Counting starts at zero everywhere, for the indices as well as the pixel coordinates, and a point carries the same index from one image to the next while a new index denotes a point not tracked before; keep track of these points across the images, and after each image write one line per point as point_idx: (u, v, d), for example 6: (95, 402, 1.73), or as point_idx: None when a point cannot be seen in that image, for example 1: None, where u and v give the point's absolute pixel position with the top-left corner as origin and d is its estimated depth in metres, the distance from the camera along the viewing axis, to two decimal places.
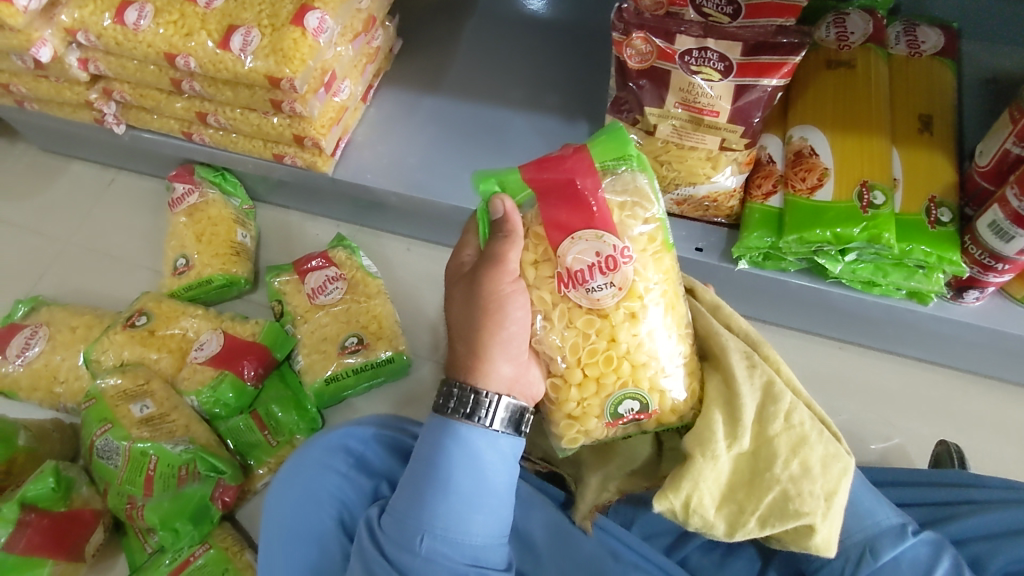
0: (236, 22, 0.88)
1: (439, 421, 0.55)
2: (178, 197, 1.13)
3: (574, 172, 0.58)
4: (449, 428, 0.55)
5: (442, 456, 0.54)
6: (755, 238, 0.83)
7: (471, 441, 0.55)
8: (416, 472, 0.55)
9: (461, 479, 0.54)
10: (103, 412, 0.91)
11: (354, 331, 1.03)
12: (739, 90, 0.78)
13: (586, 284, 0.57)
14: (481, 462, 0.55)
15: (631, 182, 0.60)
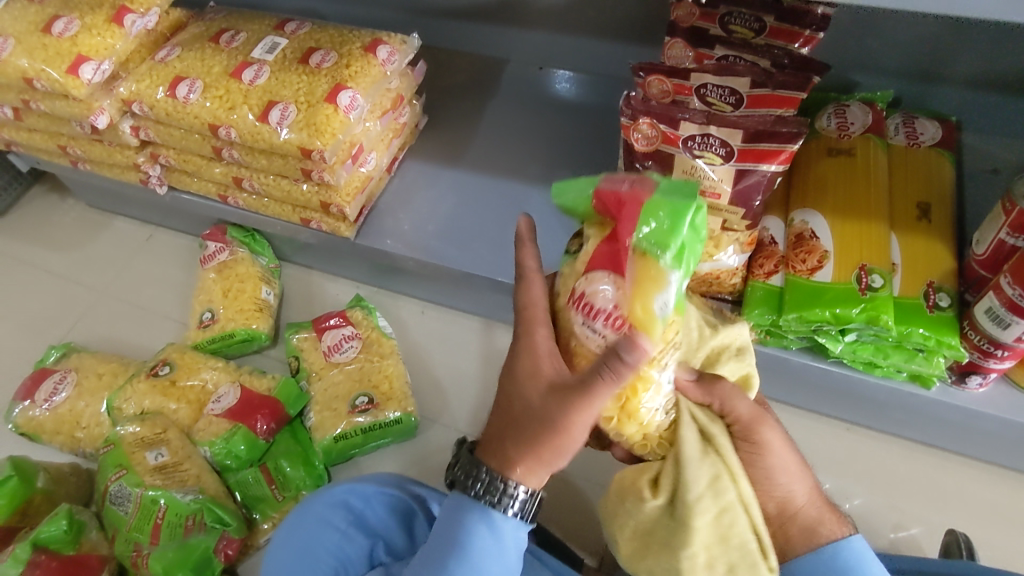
0: (275, 98, 0.96)
1: (462, 497, 0.60)
2: (209, 254, 1.20)
3: (620, 207, 0.54)
4: (474, 507, 0.58)
5: (467, 543, 0.58)
6: (755, 316, 0.85)
7: (478, 519, 0.58)
8: (440, 554, 0.58)
9: (482, 564, 0.58)
10: (120, 458, 0.95)
11: (364, 391, 1.06)
12: (739, 174, 0.82)
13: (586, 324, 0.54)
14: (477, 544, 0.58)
15: (649, 269, 0.51)
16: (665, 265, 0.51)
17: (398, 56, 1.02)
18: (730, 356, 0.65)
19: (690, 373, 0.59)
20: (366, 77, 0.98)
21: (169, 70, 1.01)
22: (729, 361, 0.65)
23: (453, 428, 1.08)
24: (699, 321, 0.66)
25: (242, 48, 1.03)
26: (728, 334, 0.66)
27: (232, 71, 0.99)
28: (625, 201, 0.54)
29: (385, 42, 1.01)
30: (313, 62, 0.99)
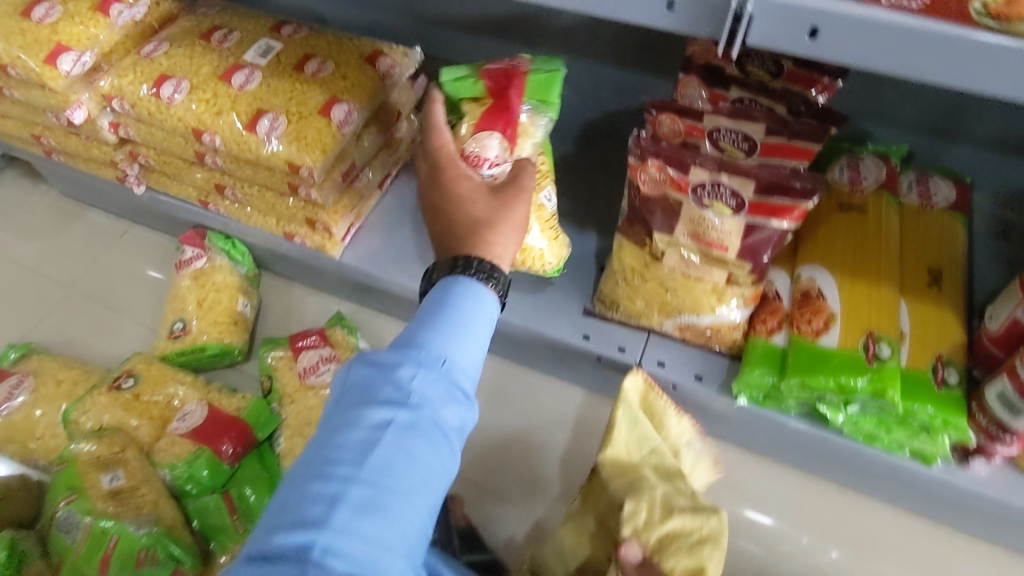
0: (265, 106, 0.91)
1: (449, 282, 0.66)
2: (185, 259, 1.14)
3: (507, 91, 0.84)
4: (463, 285, 0.65)
5: (455, 303, 0.64)
6: (753, 376, 0.81)
7: (465, 292, 0.65)
8: (422, 321, 0.62)
9: (470, 342, 0.62)
10: (72, 480, 0.89)
11: None
12: (748, 228, 0.77)
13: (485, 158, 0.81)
14: (466, 310, 0.64)
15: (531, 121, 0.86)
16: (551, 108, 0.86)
17: (399, 70, 0.97)
18: (681, 546, 0.72)
19: (633, 553, 0.71)
20: (364, 91, 0.92)
21: (155, 67, 0.95)
22: (680, 552, 0.72)
23: None
24: (650, 502, 0.75)
25: (234, 49, 0.97)
26: (671, 516, 0.74)
27: (222, 74, 0.94)
28: (512, 76, 0.84)
29: (385, 54, 0.96)
30: (308, 71, 0.94)
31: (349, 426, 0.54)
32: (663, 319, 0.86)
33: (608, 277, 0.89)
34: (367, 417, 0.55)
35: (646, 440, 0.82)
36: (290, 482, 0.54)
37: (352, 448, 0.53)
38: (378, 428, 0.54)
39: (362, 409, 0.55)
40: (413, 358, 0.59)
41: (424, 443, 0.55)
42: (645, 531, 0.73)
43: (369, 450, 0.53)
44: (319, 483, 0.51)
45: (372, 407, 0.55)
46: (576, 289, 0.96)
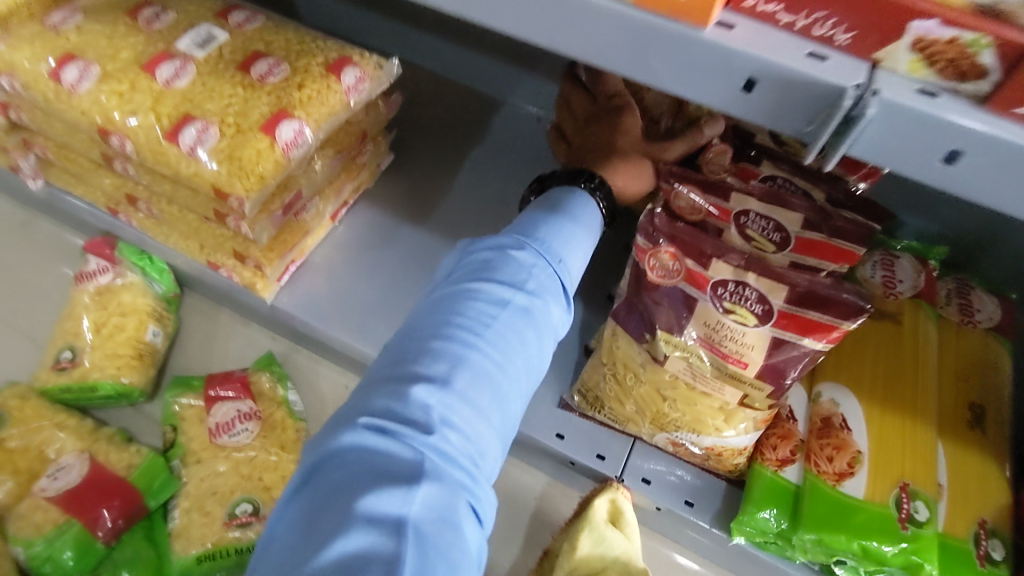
0: (195, 111, 0.73)
1: (560, 190, 0.64)
2: (88, 271, 0.95)
3: None
4: (573, 194, 0.64)
5: (577, 215, 0.61)
6: (758, 518, 0.67)
7: (577, 199, 0.63)
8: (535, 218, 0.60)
9: (581, 228, 0.61)
10: None
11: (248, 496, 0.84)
12: (775, 342, 0.63)
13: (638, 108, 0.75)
14: (581, 217, 0.62)
15: None
16: None
17: (369, 84, 0.79)
18: None
19: None
20: (322, 106, 0.75)
21: (61, 42, 0.76)
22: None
23: None
24: None
25: (166, 33, 0.78)
26: None
27: (145, 62, 0.75)
28: None
29: (354, 63, 0.78)
30: (256, 73, 0.76)
31: (467, 298, 0.51)
32: (654, 431, 0.71)
33: (593, 368, 0.74)
34: (488, 289, 0.52)
35: (613, 547, 0.71)
36: (398, 342, 0.50)
37: (469, 318, 0.50)
38: (496, 304, 0.51)
39: (486, 269, 0.53)
40: (538, 255, 0.56)
41: (534, 335, 0.53)
42: None
43: (487, 322, 0.50)
44: (438, 342, 0.48)
45: (490, 284, 0.52)
46: (551, 373, 0.80)
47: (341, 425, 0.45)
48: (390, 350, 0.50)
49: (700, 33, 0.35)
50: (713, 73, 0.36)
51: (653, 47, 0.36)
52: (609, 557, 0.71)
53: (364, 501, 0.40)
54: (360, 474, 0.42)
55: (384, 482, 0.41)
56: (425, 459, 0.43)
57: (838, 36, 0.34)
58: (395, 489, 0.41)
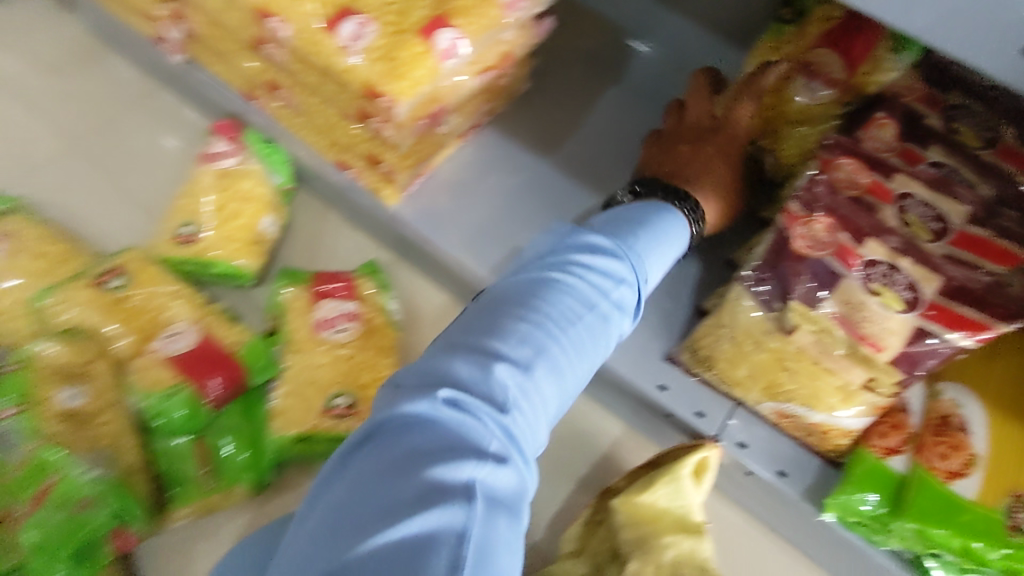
0: (354, 4, 0.70)
1: (655, 206, 0.66)
2: (213, 152, 0.97)
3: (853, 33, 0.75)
4: (665, 210, 0.65)
5: (664, 230, 0.62)
6: (856, 498, 0.68)
7: (672, 218, 0.65)
8: (622, 225, 0.60)
9: (667, 248, 0.61)
10: (22, 387, 0.75)
11: (344, 390, 0.87)
12: (917, 333, 0.61)
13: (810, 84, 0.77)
14: (669, 238, 0.62)
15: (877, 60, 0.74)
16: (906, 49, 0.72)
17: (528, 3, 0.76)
18: None
19: None
20: (481, 17, 0.71)
21: None
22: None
23: None
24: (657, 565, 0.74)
25: None
26: None
27: None
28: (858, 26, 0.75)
29: None
30: None
31: (550, 290, 0.50)
32: (762, 399, 0.71)
33: (708, 328, 0.74)
34: (579, 286, 0.51)
35: (676, 501, 0.75)
36: (474, 316, 0.50)
37: (557, 315, 0.49)
38: (583, 305, 0.51)
39: (579, 261, 0.53)
40: (628, 264, 0.56)
41: (604, 342, 0.52)
42: None
43: (566, 320, 0.49)
44: (525, 324, 0.48)
45: (581, 279, 0.52)
46: (659, 325, 0.80)
47: (415, 391, 0.45)
48: (468, 318, 0.50)
49: None
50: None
51: None
52: (672, 506, 0.76)
53: (431, 469, 0.41)
54: (435, 441, 0.43)
55: (459, 458, 0.42)
56: (496, 448, 0.43)
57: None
58: (461, 465, 0.41)
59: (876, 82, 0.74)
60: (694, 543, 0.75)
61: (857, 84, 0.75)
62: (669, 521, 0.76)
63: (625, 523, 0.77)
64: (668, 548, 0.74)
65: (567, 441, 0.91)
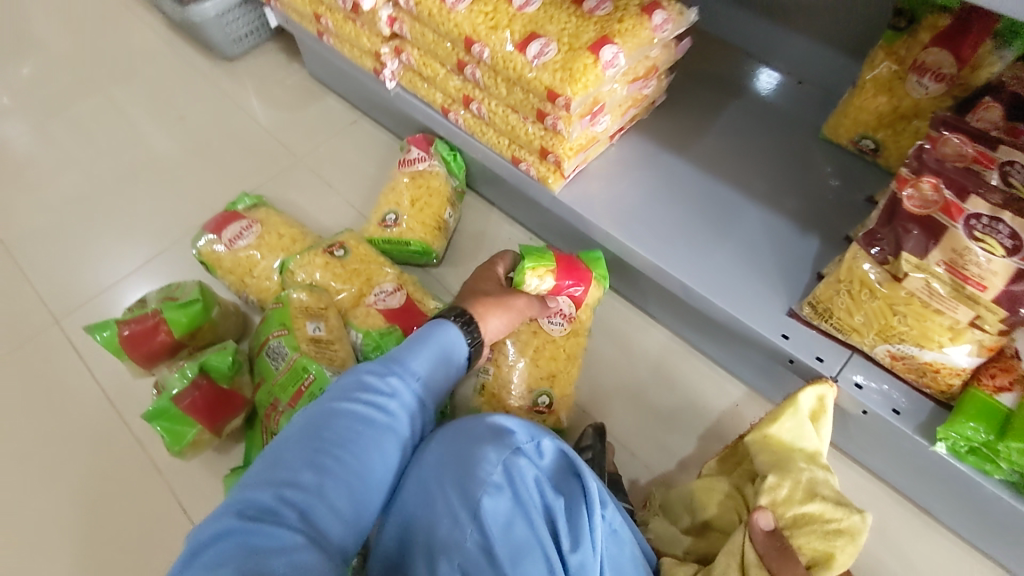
0: (539, 31, 0.93)
1: (435, 320, 0.77)
2: (409, 158, 1.21)
3: (969, 30, 0.85)
4: (440, 324, 0.77)
5: (437, 338, 0.75)
6: (966, 427, 0.76)
7: (448, 332, 0.76)
8: (402, 349, 0.72)
9: (446, 349, 0.75)
10: (284, 318, 0.99)
11: (546, 390, 0.96)
12: (1020, 274, 0.69)
13: (921, 79, 0.90)
14: (453, 345, 0.76)
15: (982, 55, 0.85)
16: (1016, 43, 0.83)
17: (671, 26, 0.96)
18: (819, 532, 0.73)
19: (765, 522, 0.73)
20: (634, 38, 0.93)
21: None
22: (813, 534, 0.73)
23: (578, 409, 1.04)
24: (793, 482, 0.77)
25: None
26: (814, 501, 0.75)
27: None
28: (970, 23, 0.85)
29: (663, 7, 0.95)
30: (587, 7, 0.95)
31: (329, 417, 0.63)
32: (876, 342, 0.83)
33: (828, 284, 0.86)
34: (358, 410, 0.64)
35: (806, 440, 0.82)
36: (264, 462, 0.60)
37: (344, 436, 0.62)
38: (361, 423, 0.64)
39: (353, 389, 0.66)
40: (403, 380, 0.69)
41: (388, 441, 0.65)
42: (784, 505, 0.75)
43: (340, 440, 0.62)
44: (306, 454, 0.59)
45: (358, 404, 0.65)
46: (782, 288, 0.93)
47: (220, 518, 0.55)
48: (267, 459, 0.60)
49: None
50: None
51: None
52: (796, 445, 0.82)
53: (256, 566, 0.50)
54: (238, 549, 0.52)
55: (265, 555, 0.51)
56: (300, 540, 0.53)
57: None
58: (269, 565, 0.51)
59: (983, 75, 0.86)
60: (826, 473, 0.79)
61: (968, 77, 0.86)
62: (800, 453, 0.81)
63: (759, 449, 0.83)
64: (804, 469, 0.78)
65: (697, 399, 1.03)
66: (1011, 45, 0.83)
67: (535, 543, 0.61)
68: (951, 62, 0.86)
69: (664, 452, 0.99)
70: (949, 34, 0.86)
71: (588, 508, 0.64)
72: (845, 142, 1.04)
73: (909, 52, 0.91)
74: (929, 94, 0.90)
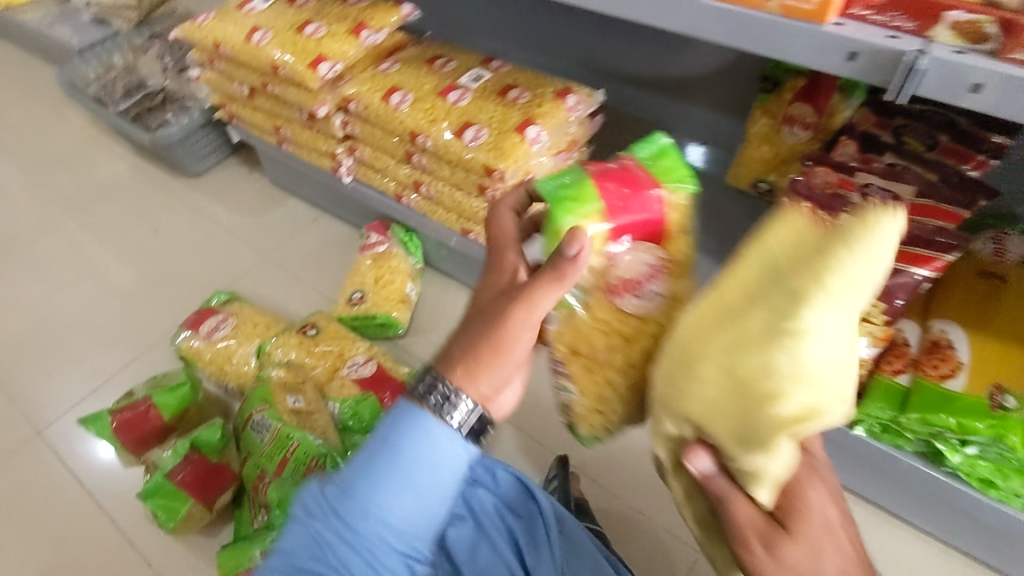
0: (472, 120, 1.09)
1: (408, 402, 0.54)
2: (369, 243, 1.34)
3: (818, 87, 1.04)
4: (416, 417, 0.54)
5: (407, 444, 0.53)
6: (875, 408, 0.88)
7: (431, 433, 0.53)
8: (369, 455, 0.53)
9: (423, 459, 0.53)
10: (266, 395, 1.06)
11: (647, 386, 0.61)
12: (891, 272, 0.86)
13: (791, 128, 1.08)
14: (432, 455, 0.54)
15: (833, 105, 1.03)
16: (856, 92, 1.02)
17: (583, 106, 1.13)
18: None
19: (703, 462, 0.51)
20: (553, 118, 1.09)
21: (387, 80, 1.18)
22: None
23: (546, 449, 1.12)
24: None
25: (451, 74, 1.19)
26: None
27: (440, 91, 1.14)
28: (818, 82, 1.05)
29: (574, 92, 1.13)
30: (510, 97, 1.13)
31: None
32: None
33: None
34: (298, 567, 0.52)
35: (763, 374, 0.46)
36: None
37: None
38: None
39: (298, 536, 0.53)
40: (361, 520, 0.52)
41: None
42: (727, 364, 0.48)
43: None
44: None
45: (302, 559, 0.52)
46: None
47: None
48: None
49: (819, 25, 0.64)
50: (826, 39, 0.64)
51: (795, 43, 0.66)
52: None
53: None
54: None
55: None
56: None
57: (902, 26, 0.62)
58: None
59: (839, 119, 1.03)
60: None
61: (826, 123, 1.04)
62: None
63: (682, 400, 0.51)
64: None
65: None
66: (853, 95, 1.02)
67: (499, 560, 0.69)
68: (811, 111, 1.05)
69: (627, 476, 1.07)
70: (805, 90, 1.05)
71: (545, 522, 0.73)
72: (745, 187, 1.21)
73: (778, 109, 1.10)
74: (800, 139, 1.08)
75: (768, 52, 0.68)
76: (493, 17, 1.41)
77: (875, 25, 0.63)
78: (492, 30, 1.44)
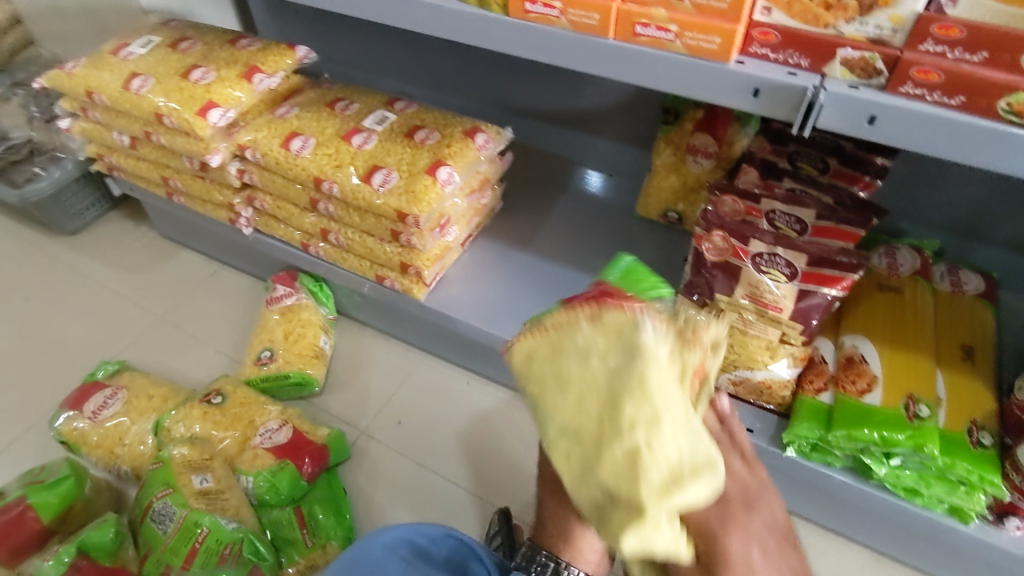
0: (380, 163, 1.05)
1: None
2: (276, 295, 1.25)
3: (717, 117, 1.08)
4: None
5: None
6: (803, 428, 0.89)
7: None
8: None
9: None
10: (167, 477, 0.95)
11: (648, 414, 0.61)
12: (802, 293, 0.86)
13: (694, 158, 1.11)
14: None
15: (732, 136, 1.08)
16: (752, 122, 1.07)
17: (492, 144, 1.11)
18: None
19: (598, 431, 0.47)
20: (463, 158, 1.07)
21: (286, 126, 1.12)
22: None
23: (481, 500, 1.07)
24: None
25: (354, 116, 1.14)
26: None
27: (344, 134, 1.10)
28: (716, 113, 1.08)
29: (483, 130, 1.11)
30: (418, 138, 1.09)
31: None
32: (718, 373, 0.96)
33: None
34: None
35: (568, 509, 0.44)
36: None
37: None
38: None
39: None
40: None
41: None
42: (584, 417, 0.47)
43: None
44: None
45: None
46: None
47: None
48: None
49: (722, 60, 0.65)
50: (731, 76, 0.65)
51: (698, 80, 0.67)
52: None
53: None
54: None
55: None
56: None
57: (796, 62, 0.64)
58: None
59: (738, 147, 1.08)
60: None
61: (727, 152, 1.09)
62: None
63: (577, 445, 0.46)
64: None
65: None
66: (748, 125, 1.07)
67: None
68: (711, 140, 1.08)
69: None
70: (705, 121, 1.08)
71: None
72: (657, 217, 1.23)
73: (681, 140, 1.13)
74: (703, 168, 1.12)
75: (670, 88, 0.69)
76: (394, 56, 1.38)
77: (773, 62, 0.65)
78: (392, 69, 1.40)
